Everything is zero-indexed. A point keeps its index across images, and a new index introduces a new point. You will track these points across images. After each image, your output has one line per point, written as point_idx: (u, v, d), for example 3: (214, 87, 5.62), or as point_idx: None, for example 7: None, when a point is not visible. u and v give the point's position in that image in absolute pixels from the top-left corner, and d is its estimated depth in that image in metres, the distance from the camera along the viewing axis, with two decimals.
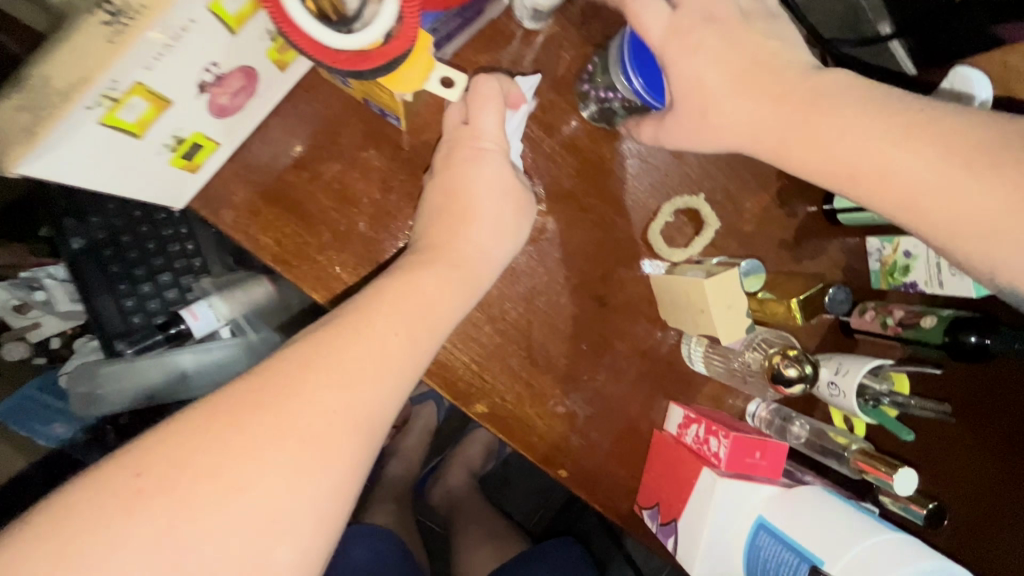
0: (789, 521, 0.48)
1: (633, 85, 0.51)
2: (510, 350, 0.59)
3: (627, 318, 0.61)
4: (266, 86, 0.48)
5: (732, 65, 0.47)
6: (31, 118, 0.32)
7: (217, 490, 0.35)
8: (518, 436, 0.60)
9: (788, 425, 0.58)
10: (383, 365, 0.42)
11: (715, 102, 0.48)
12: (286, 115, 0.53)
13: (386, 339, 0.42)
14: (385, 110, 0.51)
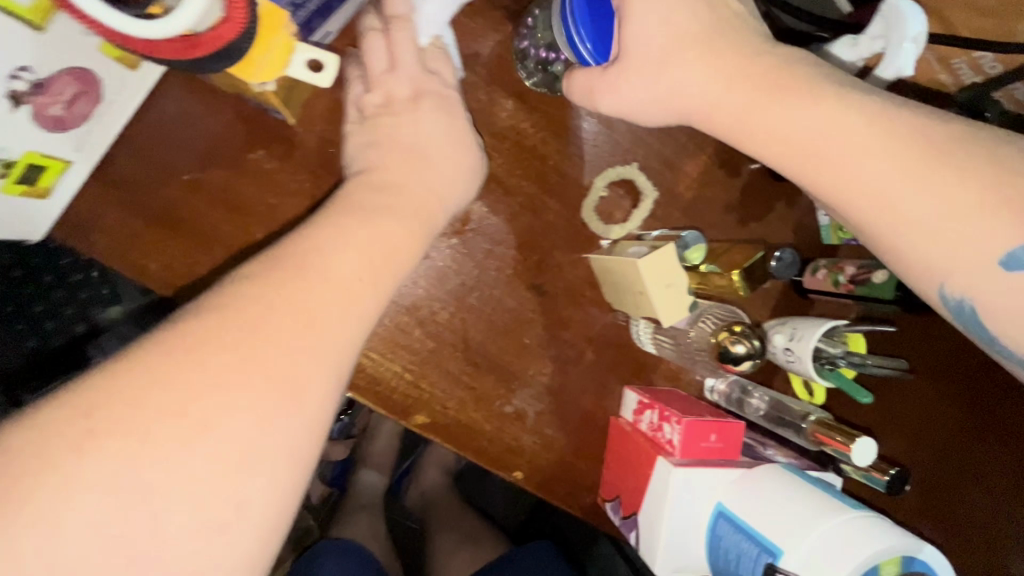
0: (748, 508, 0.44)
1: (579, 47, 0.45)
2: (446, 354, 0.54)
3: (569, 304, 0.57)
4: (115, 91, 0.42)
5: (678, 37, 0.44)
6: None
7: (226, 368, 0.32)
8: (466, 443, 0.56)
9: (747, 398, 0.56)
10: (372, 234, 0.40)
11: (674, 62, 0.44)
12: (153, 119, 0.46)
13: (342, 260, 0.38)
14: (265, 104, 0.46)
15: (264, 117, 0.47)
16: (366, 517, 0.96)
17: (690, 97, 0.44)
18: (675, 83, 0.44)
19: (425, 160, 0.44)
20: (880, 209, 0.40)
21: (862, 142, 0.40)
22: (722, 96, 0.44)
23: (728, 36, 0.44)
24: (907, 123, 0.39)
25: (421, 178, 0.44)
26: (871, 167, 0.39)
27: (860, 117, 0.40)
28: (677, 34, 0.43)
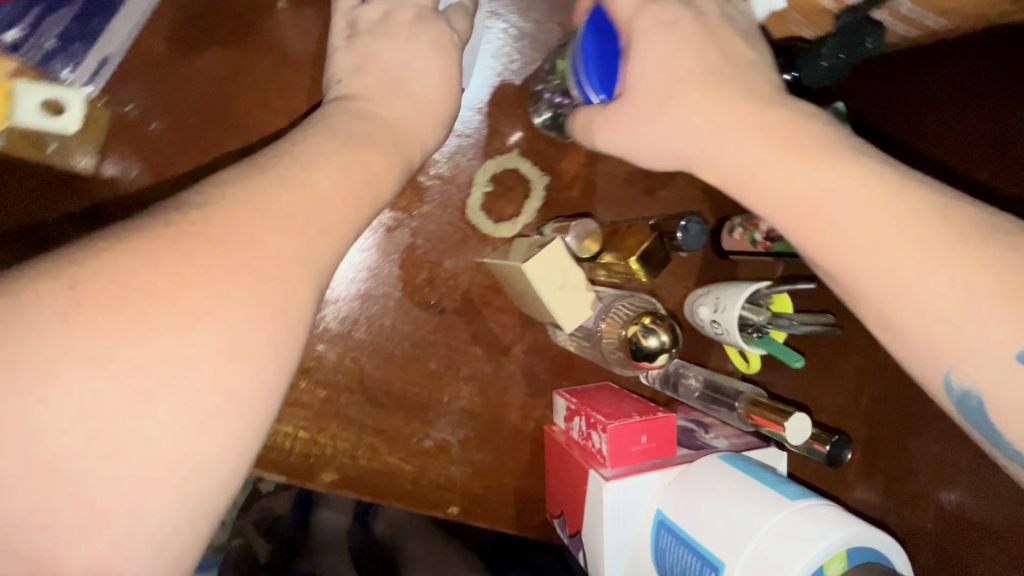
0: (687, 515, 0.40)
1: (588, 90, 0.40)
2: (344, 400, 0.48)
3: (474, 316, 0.51)
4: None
5: (683, 84, 0.38)
6: None
7: (175, 260, 0.25)
8: (388, 490, 0.50)
9: (682, 379, 0.52)
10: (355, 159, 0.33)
11: (674, 99, 0.38)
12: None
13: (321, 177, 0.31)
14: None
15: None
16: None
17: (699, 142, 0.38)
18: (670, 131, 0.38)
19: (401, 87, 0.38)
20: (907, 293, 0.33)
21: (873, 210, 0.33)
22: (731, 147, 0.37)
23: (739, 81, 0.38)
24: (925, 196, 0.33)
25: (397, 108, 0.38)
26: (878, 258, 0.33)
27: (882, 185, 0.34)
28: (682, 75, 0.38)
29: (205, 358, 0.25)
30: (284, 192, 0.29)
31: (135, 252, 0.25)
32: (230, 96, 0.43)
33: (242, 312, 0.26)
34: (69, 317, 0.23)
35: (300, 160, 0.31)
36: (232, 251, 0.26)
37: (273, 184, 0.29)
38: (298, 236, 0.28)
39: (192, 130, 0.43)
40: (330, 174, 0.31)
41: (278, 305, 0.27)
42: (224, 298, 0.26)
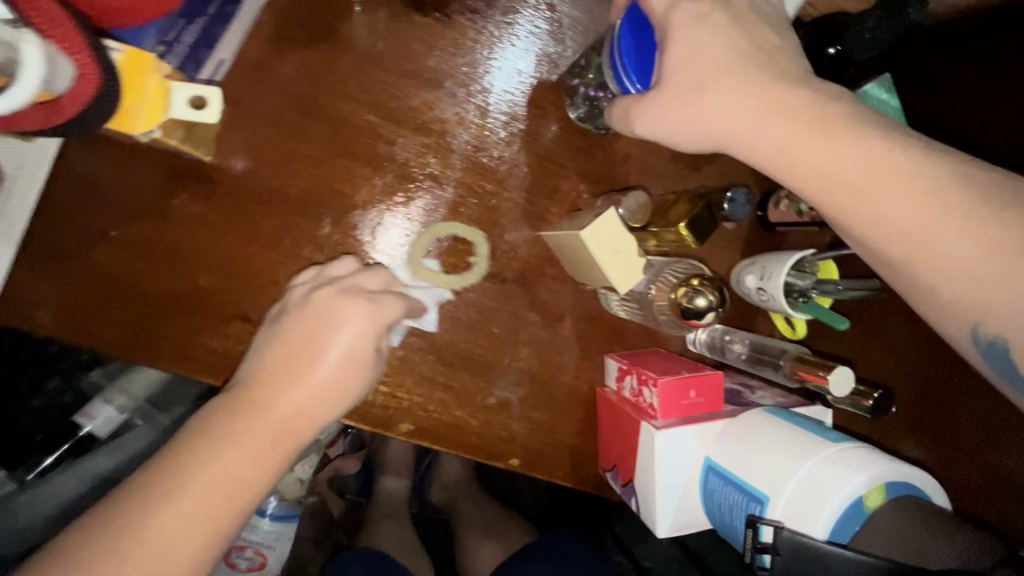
0: (734, 458, 0.44)
1: (628, 86, 0.44)
2: (418, 359, 0.54)
3: (531, 285, 0.56)
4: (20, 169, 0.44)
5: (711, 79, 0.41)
6: None
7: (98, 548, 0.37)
8: (458, 442, 0.56)
9: (728, 343, 0.55)
10: (279, 427, 0.43)
11: (707, 84, 0.41)
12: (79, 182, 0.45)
13: (292, 401, 0.43)
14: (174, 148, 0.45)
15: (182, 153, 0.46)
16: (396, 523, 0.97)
17: (731, 125, 0.41)
18: (702, 125, 0.42)
19: (309, 378, 0.44)
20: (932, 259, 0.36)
21: (896, 182, 0.36)
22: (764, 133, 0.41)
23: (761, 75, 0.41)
24: (947, 164, 0.36)
25: (300, 396, 0.43)
26: (903, 230, 0.36)
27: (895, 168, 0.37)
28: (714, 63, 0.41)
29: (235, 462, 0.40)
30: (341, 345, 0.45)
31: (222, 418, 0.41)
32: (319, 89, 0.49)
33: (260, 448, 0.41)
34: (194, 464, 0.39)
35: (330, 299, 0.45)
36: (290, 385, 0.43)
37: (328, 326, 0.45)
38: (293, 391, 0.43)
39: (286, 120, 0.49)
40: (356, 324, 0.45)
41: (325, 407, 0.44)
42: (277, 426, 0.42)
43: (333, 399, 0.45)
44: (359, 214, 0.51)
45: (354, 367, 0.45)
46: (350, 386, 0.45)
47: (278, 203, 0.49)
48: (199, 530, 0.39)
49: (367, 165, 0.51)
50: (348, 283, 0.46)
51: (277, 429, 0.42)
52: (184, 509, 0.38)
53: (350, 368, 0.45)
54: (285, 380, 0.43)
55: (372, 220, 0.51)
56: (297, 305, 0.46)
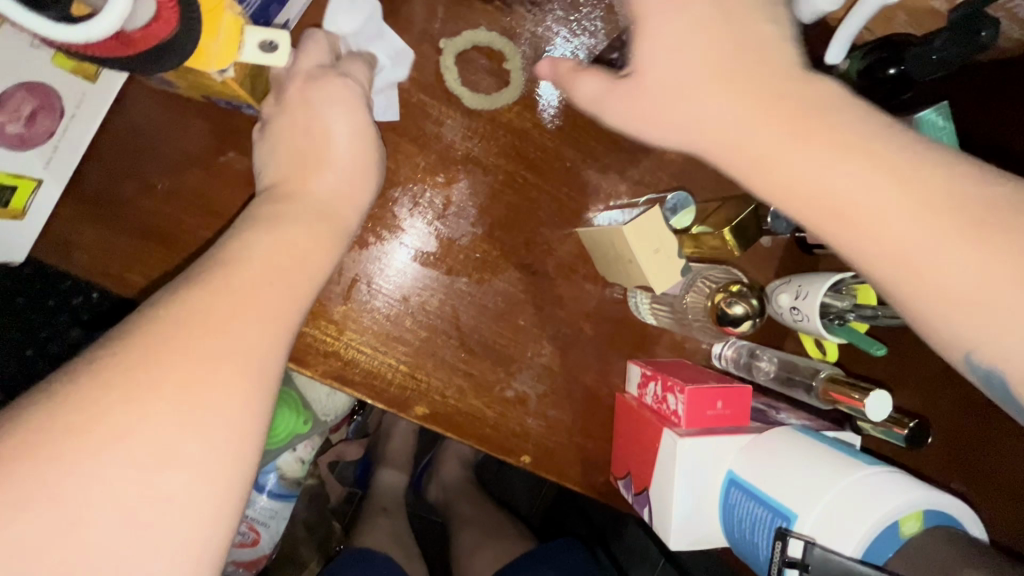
0: (760, 474, 0.43)
1: None
2: (441, 342, 0.53)
3: (563, 280, 0.55)
4: (77, 101, 0.42)
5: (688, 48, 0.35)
6: None
7: (161, 379, 0.29)
8: (470, 431, 0.55)
9: (755, 361, 0.54)
10: (279, 242, 0.37)
11: None
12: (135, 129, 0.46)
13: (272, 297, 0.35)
14: (234, 103, 0.44)
15: (244, 111, 0.47)
16: (389, 519, 0.95)
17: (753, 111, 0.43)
18: (720, 88, 0.35)
19: (325, 162, 0.42)
20: (894, 263, 0.32)
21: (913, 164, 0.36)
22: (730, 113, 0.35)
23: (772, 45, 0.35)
24: None
25: (328, 182, 0.41)
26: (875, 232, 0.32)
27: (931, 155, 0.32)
28: None
29: (249, 313, 0.33)
30: (349, 128, 0.42)
31: (267, 215, 0.39)
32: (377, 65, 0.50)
33: (318, 238, 0.39)
34: (157, 346, 0.30)
35: (308, 87, 0.42)
36: (313, 168, 0.42)
37: (315, 111, 0.42)
38: (330, 166, 0.42)
39: None
40: (345, 98, 0.42)
41: (358, 188, 0.43)
42: (308, 205, 0.40)
43: (349, 198, 0.42)
44: (401, 187, 0.51)
45: (359, 142, 0.43)
46: (367, 171, 0.44)
47: None
48: (236, 376, 0.32)
49: (413, 146, 0.51)
50: (350, 88, 0.43)
51: (314, 214, 0.40)
52: (197, 395, 0.30)
53: (358, 175, 0.43)
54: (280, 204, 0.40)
55: (412, 196, 0.52)
56: (303, 78, 0.42)
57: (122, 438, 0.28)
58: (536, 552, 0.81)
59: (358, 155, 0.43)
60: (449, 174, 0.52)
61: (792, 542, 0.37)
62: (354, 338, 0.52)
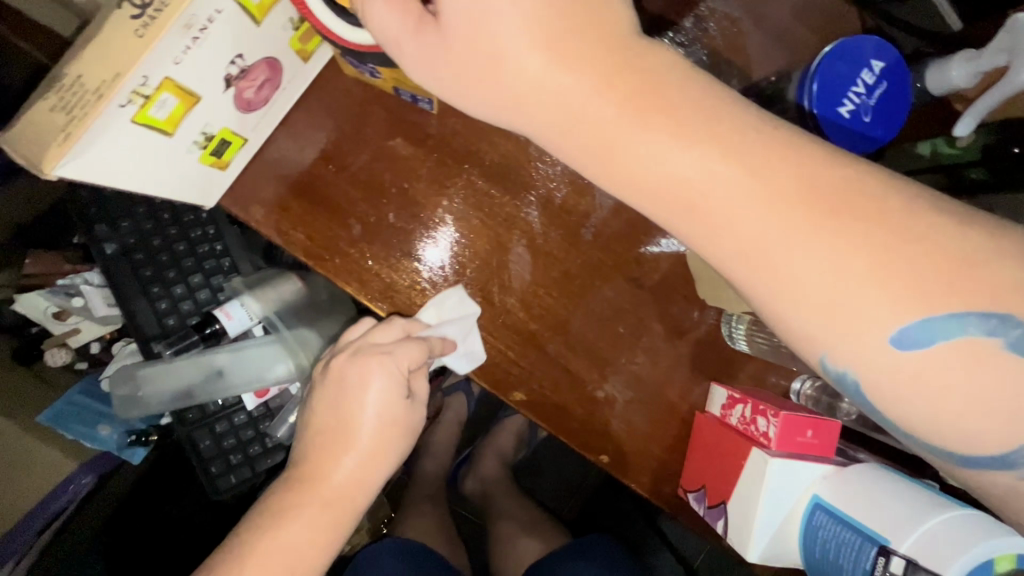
0: (848, 502, 0.47)
1: (806, 94, 0.46)
2: (547, 337, 0.58)
3: (664, 297, 0.59)
4: (293, 73, 0.47)
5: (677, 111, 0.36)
6: (65, 118, 0.33)
7: None
8: (558, 424, 0.59)
9: (837, 402, 0.57)
10: (300, 532, 0.51)
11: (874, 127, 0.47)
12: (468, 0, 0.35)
13: (290, 539, 0.50)
14: (416, 96, 0.51)
15: (419, 104, 0.53)
16: (429, 505, 0.99)
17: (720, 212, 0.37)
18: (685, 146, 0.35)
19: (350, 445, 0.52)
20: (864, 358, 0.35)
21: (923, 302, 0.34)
22: (696, 174, 0.35)
23: (742, 109, 0.36)
24: None
25: (363, 467, 0.53)
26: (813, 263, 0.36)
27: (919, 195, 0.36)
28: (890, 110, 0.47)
29: (292, 548, 0.50)
30: (371, 408, 0.53)
31: (294, 483, 0.52)
32: None
33: (334, 511, 0.52)
34: None
35: (350, 364, 0.53)
36: (336, 456, 0.52)
37: (355, 388, 0.53)
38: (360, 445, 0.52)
39: None
40: (384, 380, 0.52)
41: (368, 474, 0.53)
42: (329, 498, 0.52)
43: (365, 479, 0.53)
44: (536, 189, 0.56)
45: (386, 425, 0.53)
46: (379, 464, 0.54)
47: (473, 167, 0.55)
48: None
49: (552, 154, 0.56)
50: (388, 355, 0.52)
51: (326, 500, 0.52)
52: None
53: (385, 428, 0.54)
54: (333, 446, 0.52)
55: (543, 199, 0.56)
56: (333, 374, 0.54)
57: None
58: (574, 547, 0.84)
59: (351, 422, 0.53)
60: (577, 185, 0.56)
61: (893, 561, 0.42)
62: None
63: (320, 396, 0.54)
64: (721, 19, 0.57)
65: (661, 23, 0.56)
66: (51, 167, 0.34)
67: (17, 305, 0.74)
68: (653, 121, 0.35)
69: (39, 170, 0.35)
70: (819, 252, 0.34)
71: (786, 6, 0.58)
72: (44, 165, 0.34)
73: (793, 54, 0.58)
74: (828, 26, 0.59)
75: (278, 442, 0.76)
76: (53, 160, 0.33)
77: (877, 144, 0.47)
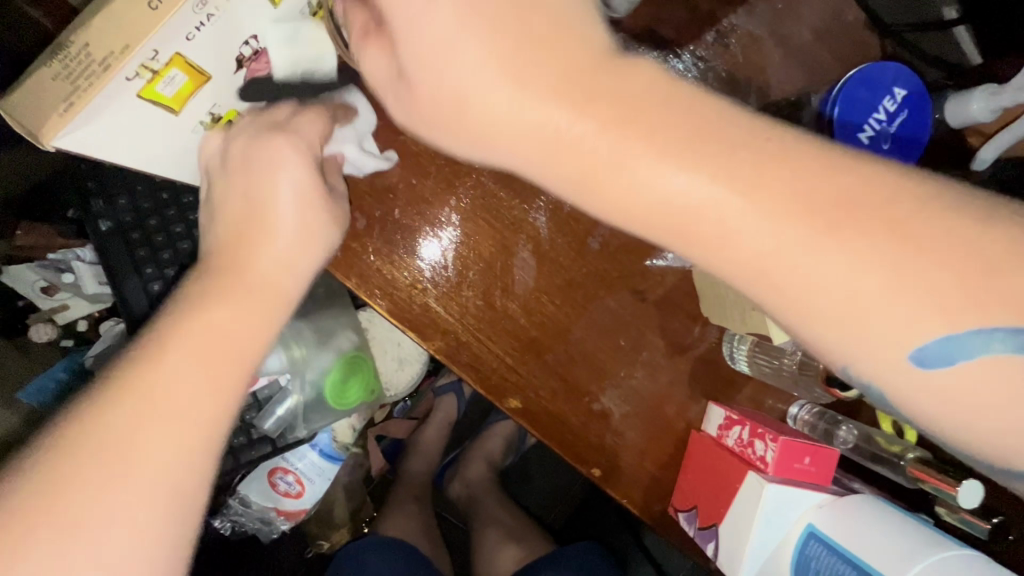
0: (843, 532, 0.46)
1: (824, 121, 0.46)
2: (546, 345, 0.57)
3: (668, 312, 0.59)
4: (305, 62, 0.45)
5: (649, 114, 0.33)
6: (67, 87, 0.33)
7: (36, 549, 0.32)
8: (554, 434, 0.58)
9: (835, 429, 0.56)
10: (215, 335, 0.39)
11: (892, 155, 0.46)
12: (413, 40, 0.34)
13: (218, 320, 0.39)
14: None
15: None
16: (412, 507, 0.97)
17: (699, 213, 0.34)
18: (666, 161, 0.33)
19: (268, 232, 0.43)
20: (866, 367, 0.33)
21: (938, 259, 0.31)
22: (692, 195, 0.33)
23: (727, 121, 0.33)
24: None
25: (274, 255, 0.43)
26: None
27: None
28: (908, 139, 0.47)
29: (182, 385, 0.37)
30: (294, 187, 0.43)
31: (209, 287, 0.40)
32: None
33: (251, 316, 0.41)
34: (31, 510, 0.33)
35: (250, 147, 0.43)
36: (249, 247, 0.42)
37: (261, 170, 0.43)
38: (285, 231, 0.43)
39: None
40: (293, 165, 0.43)
41: (290, 277, 0.43)
42: (245, 292, 0.41)
43: (292, 274, 0.43)
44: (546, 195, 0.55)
45: (307, 208, 0.44)
46: (303, 268, 0.44)
47: (484, 169, 0.54)
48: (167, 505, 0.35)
49: None
50: (263, 129, 0.44)
51: (256, 288, 0.41)
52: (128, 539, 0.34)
53: (307, 213, 0.44)
54: (239, 288, 0.41)
55: (552, 204, 0.55)
56: (232, 156, 0.44)
57: (84, 526, 0.33)
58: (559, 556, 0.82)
59: (286, 197, 0.43)
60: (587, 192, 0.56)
61: None
62: (470, 325, 0.55)
63: (213, 215, 0.44)
64: (744, 36, 0.57)
65: (682, 34, 0.56)
66: (50, 135, 0.33)
67: (5, 276, 0.73)
68: (623, 127, 0.33)
69: (38, 138, 0.35)
70: (824, 249, 0.31)
71: (807, 27, 0.58)
72: (42, 134, 0.33)
73: (811, 77, 0.58)
74: (849, 51, 0.58)
75: (264, 433, 0.75)
76: (52, 130, 0.33)
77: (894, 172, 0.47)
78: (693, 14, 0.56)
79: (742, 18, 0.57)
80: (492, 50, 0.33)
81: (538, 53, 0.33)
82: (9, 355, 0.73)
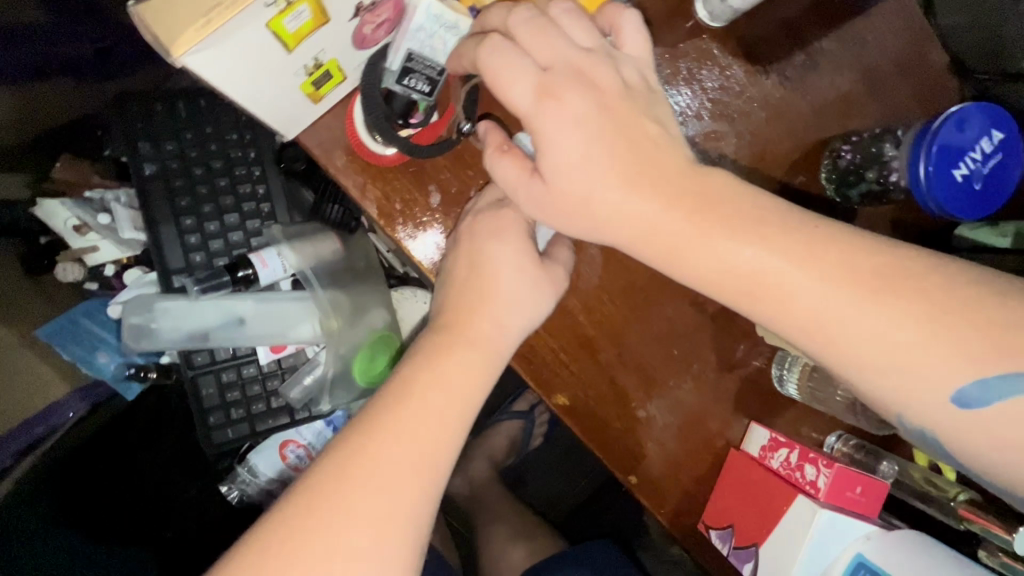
0: (894, 564, 0.47)
1: (920, 164, 0.46)
2: (600, 345, 0.56)
3: (723, 326, 0.58)
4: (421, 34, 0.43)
5: (750, 221, 0.39)
6: (209, 7, 0.34)
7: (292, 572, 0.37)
8: (594, 437, 0.57)
9: (877, 463, 0.56)
10: (436, 379, 0.43)
11: (978, 196, 0.47)
12: (554, 153, 0.40)
13: (444, 375, 0.43)
14: None
15: None
16: None
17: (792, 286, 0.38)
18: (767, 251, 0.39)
19: (497, 296, 0.46)
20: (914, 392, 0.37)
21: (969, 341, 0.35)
22: (760, 262, 0.38)
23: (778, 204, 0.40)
24: None
25: (496, 316, 0.46)
26: (915, 330, 0.36)
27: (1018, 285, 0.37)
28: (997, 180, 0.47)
29: (412, 435, 0.41)
30: (513, 261, 0.46)
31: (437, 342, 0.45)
32: None
33: (470, 370, 0.44)
34: (313, 521, 0.38)
35: (480, 225, 0.47)
36: (480, 303, 0.46)
37: (484, 246, 0.46)
38: (506, 292, 0.46)
39: None
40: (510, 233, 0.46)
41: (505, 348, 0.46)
42: (462, 351, 0.44)
43: (514, 331, 0.46)
44: None
45: (527, 280, 0.47)
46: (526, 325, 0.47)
47: None
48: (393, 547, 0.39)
49: None
50: (495, 209, 0.48)
51: (478, 342, 0.45)
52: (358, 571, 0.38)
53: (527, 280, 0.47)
54: (459, 346, 0.44)
55: None
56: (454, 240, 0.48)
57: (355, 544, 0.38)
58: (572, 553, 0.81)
59: (518, 264, 0.46)
60: None
61: None
62: None
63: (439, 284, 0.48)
64: (832, 61, 0.57)
65: (773, 52, 0.56)
66: (179, 49, 0.33)
67: (39, 209, 0.71)
68: (717, 222, 0.39)
69: (166, 53, 0.35)
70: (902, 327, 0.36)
71: (894, 62, 0.58)
72: (172, 48, 0.33)
73: (894, 109, 0.58)
74: (931, 86, 0.58)
75: (286, 402, 0.72)
76: (183, 45, 0.33)
77: (979, 215, 0.48)
78: (785, 32, 0.56)
79: (833, 42, 0.57)
80: (606, 130, 0.40)
81: (654, 177, 0.40)
82: (30, 291, 0.69)
